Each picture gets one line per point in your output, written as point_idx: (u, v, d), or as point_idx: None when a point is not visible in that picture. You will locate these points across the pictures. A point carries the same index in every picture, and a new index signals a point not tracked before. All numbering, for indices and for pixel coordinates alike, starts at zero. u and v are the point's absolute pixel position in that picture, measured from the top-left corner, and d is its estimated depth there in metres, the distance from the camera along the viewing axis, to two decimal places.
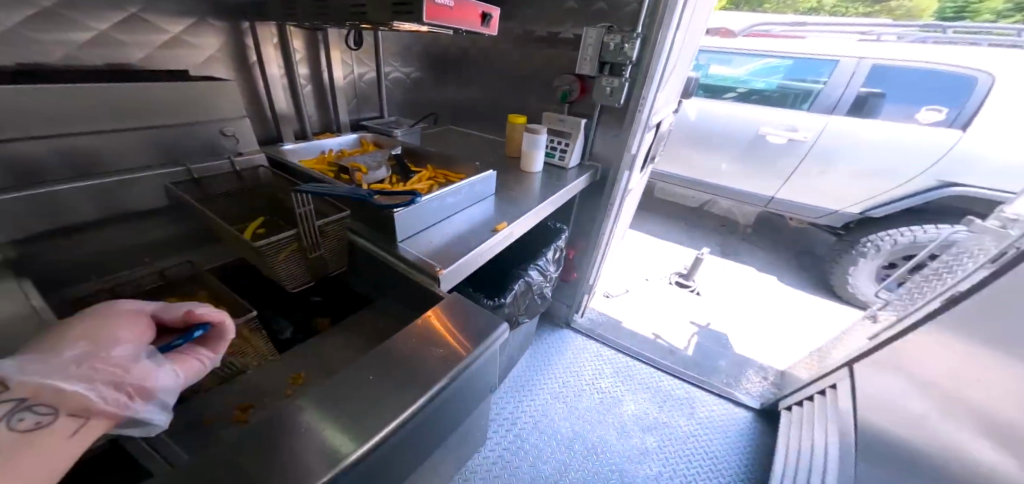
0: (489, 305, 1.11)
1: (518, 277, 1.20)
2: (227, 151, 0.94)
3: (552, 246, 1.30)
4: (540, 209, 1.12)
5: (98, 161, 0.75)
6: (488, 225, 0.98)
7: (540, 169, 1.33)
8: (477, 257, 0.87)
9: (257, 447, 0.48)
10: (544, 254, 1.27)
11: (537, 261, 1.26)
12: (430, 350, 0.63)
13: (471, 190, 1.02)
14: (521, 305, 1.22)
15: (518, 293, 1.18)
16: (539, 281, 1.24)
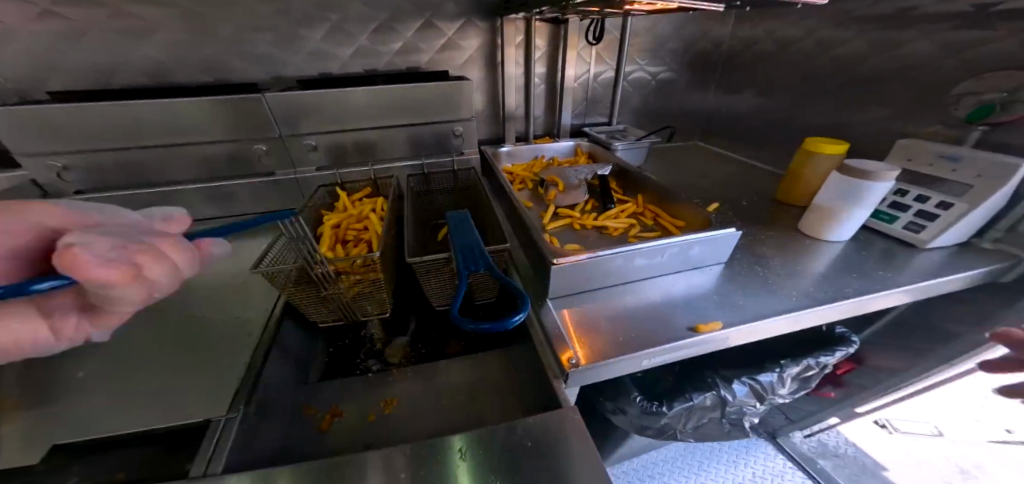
0: (644, 407, 0.68)
1: (709, 383, 0.71)
2: (455, 149, 0.94)
3: (807, 360, 0.73)
4: (811, 313, 0.63)
5: (368, 152, 0.89)
6: (695, 314, 0.61)
7: (842, 237, 0.82)
8: (649, 361, 0.56)
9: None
10: (784, 365, 0.73)
11: (759, 372, 0.72)
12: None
13: (686, 253, 0.67)
14: (690, 426, 0.71)
15: (695, 411, 0.69)
16: (752, 410, 0.73)
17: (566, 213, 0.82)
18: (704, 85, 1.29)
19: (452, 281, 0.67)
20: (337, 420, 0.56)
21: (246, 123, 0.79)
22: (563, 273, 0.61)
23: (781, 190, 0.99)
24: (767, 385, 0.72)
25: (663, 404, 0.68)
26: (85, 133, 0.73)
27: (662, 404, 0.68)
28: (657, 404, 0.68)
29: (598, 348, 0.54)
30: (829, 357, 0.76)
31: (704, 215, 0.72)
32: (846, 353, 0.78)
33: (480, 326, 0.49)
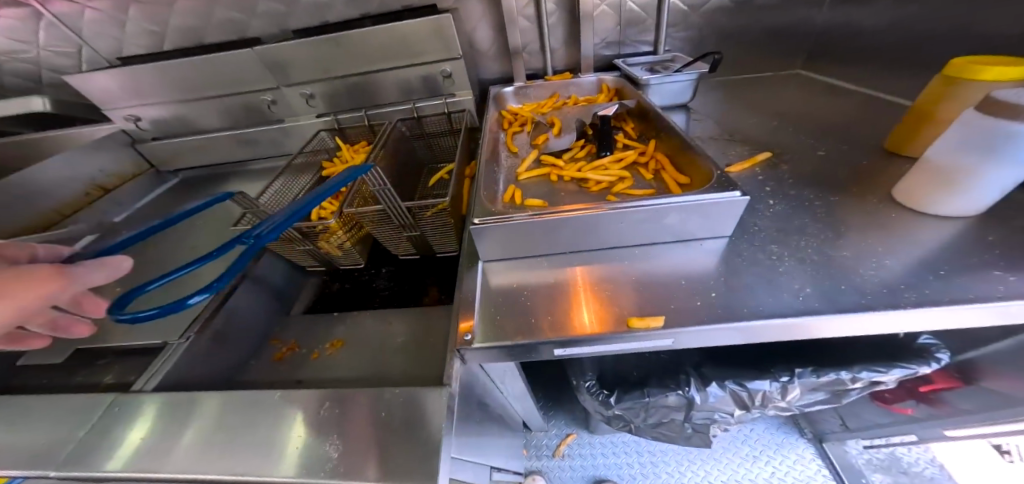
0: (596, 394, 0.75)
1: (679, 381, 0.72)
2: (445, 92, 0.87)
3: (831, 374, 0.65)
4: (823, 323, 0.42)
5: (359, 97, 0.88)
6: (642, 303, 0.48)
7: (968, 206, 0.50)
8: (562, 350, 0.48)
9: (151, 424, 0.48)
10: (794, 374, 0.67)
11: (750, 378, 0.69)
12: (296, 450, 0.43)
13: (658, 221, 0.50)
14: (650, 420, 0.77)
15: (653, 406, 0.73)
16: (722, 414, 0.74)
17: (549, 162, 0.66)
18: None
19: (402, 232, 0.69)
20: (291, 354, 0.68)
21: (247, 76, 0.85)
22: (487, 236, 0.53)
23: (907, 139, 0.63)
24: (759, 394, 0.69)
25: (614, 396, 0.74)
26: (143, 92, 0.87)
27: (613, 395, 0.74)
28: (608, 394, 0.75)
29: (501, 325, 0.49)
30: (878, 373, 0.63)
31: (712, 169, 0.50)
32: (912, 372, 0.62)
33: (142, 315, 0.45)
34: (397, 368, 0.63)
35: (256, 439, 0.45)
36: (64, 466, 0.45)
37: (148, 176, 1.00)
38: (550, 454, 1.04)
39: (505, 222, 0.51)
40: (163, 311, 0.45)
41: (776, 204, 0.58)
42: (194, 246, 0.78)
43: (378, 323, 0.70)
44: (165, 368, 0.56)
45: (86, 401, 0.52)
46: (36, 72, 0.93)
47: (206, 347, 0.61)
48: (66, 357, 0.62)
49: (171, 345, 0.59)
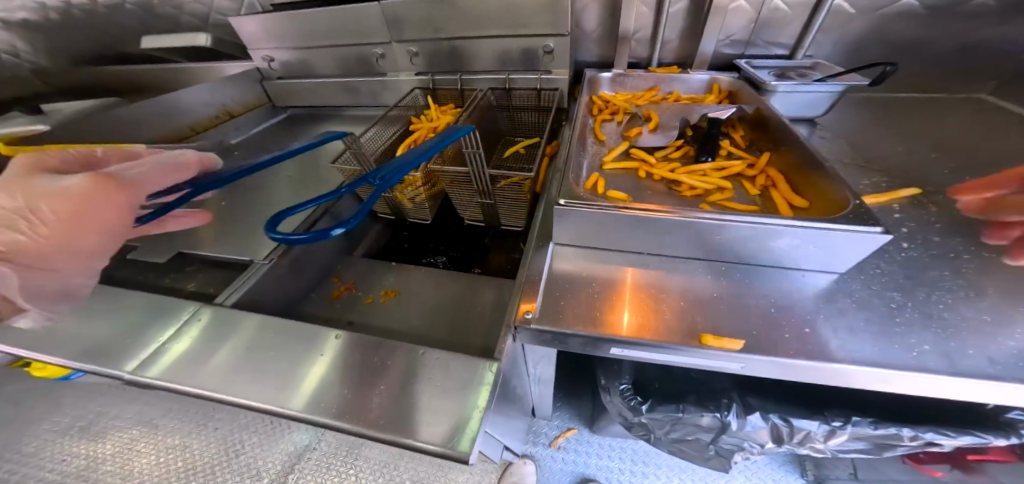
0: (626, 399, 0.68)
1: (719, 404, 0.64)
2: (542, 68, 0.85)
3: (892, 429, 0.56)
4: (931, 384, 0.37)
5: (457, 60, 0.89)
6: (718, 322, 0.44)
7: None
8: (618, 350, 0.46)
9: (226, 335, 0.55)
10: (850, 421, 0.59)
11: (797, 415, 0.62)
12: (332, 393, 0.48)
13: (762, 243, 0.45)
14: (671, 436, 0.70)
15: (684, 423, 0.65)
16: (752, 446, 0.67)
17: (639, 156, 0.61)
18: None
19: (476, 197, 0.69)
20: (348, 293, 0.73)
21: (361, 30, 0.89)
22: (567, 218, 0.51)
23: None
24: (803, 433, 0.61)
25: (647, 404, 0.67)
26: (278, 34, 0.96)
27: (646, 403, 0.67)
28: (639, 401, 0.67)
29: (564, 313, 0.48)
30: (943, 436, 0.55)
31: (845, 198, 0.43)
32: (986, 443, 0.53)
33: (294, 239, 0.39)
34: (444, 326, 0.65)
35: (294, 372, 0.50)
36: (139, 369, 0.53)
37: (265, 108, 1.11)
38: (546, 442, 1.05)
39: (595, 210, 0.49)
40: (315, 237, 0.40)
41: (911, 249, 0.48)
42: (291, 176, 0.85)
43: (432, 282, 0.72)
44: (246, 285, 0.63)
45: (168, 307, 0.60)
46: (207, 15, 1.07)
47: (283, 273, 0.68)
48: (168, 258, 0.72)
49: (257, 264, 0.66)
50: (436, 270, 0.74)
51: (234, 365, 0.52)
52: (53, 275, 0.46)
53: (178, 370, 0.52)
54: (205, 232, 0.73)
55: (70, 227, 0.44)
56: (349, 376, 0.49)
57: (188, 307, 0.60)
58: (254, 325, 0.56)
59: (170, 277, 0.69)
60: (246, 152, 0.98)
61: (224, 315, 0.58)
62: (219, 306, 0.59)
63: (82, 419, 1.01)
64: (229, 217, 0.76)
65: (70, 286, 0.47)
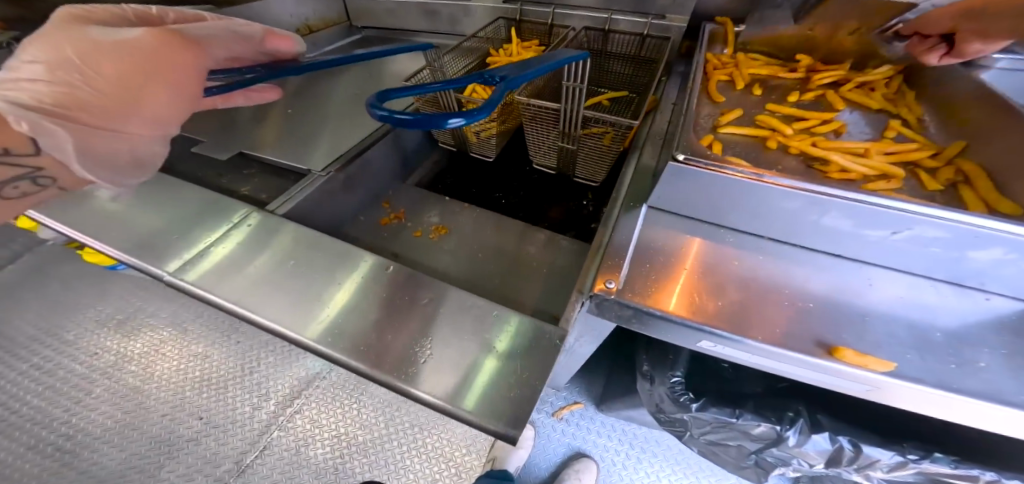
0: (677, 392, 0.63)
1: (781, 416, 0.59)
2: (655, 12, 0.74)
3: (970, 469, 0.50)
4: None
5: None
6: (855, 332, 0.37)
7: None
8: (708, 344, 0.40)
9: (277, 245, 0.51)
10: (930, 456, 0.52)
11: (870, 441, 0.55)
12: (380, 332, 0.44)
13: (947, 250, 0.34)
14: (708, 437, 0.65)
15: (732, 428, 0.61)
16: (795, 464, 0.62)
17: (768, 123, 0.51)
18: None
19: (557, 140, 0.61)
20: (396, 222, 0.67)
21: None
22: (678, 179, 0.43)
23: None
24: (868, 460, 0.55)
25: (698, 402, 0.62)
26: None
27: (698, 401, 0.62)
28: (691, 398, 0.62)
29: (654, 290, 0.42)
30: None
31: None
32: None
33: (396, 116, 0.29)
34: (502, 279, 0.60)
35: (343, 305, 0.46)
36: (178, 272, 0.48)
37: (342, 27, 1.03)
38: (550, 411, 1.05)
39: (726, 175, 0.39)
40: (423, 121, 0.29)
41: None
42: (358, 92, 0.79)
43: (488, 228, 0.66)
44: (297, 196, 0.58)
45: (222, 207, 0.56)
46: None
47: (338, 189, 0.62)
48: (230, 156, 0.67)
49: (313, 176, 0.61)
50: (491, 214, 0.67)
51: (281, 280, 0.48)
52: (117, 140, 0.38)
53: (214, 277, 0.48)
54: (268, 136, 0.68)
55: (131, 92, 0.37)
56: (396, 311, 0.46)
57: (236, 209, 0.56)
58: (300, 241, 0.51)
59: (229, 178, 0.65)
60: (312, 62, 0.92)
61: (272, 226, 0.53)
62: (270, 213, 0.55)
63: (120, 312, 0.99)
64: (295, 124, 0.71)
65: (141, 155, 0.41)
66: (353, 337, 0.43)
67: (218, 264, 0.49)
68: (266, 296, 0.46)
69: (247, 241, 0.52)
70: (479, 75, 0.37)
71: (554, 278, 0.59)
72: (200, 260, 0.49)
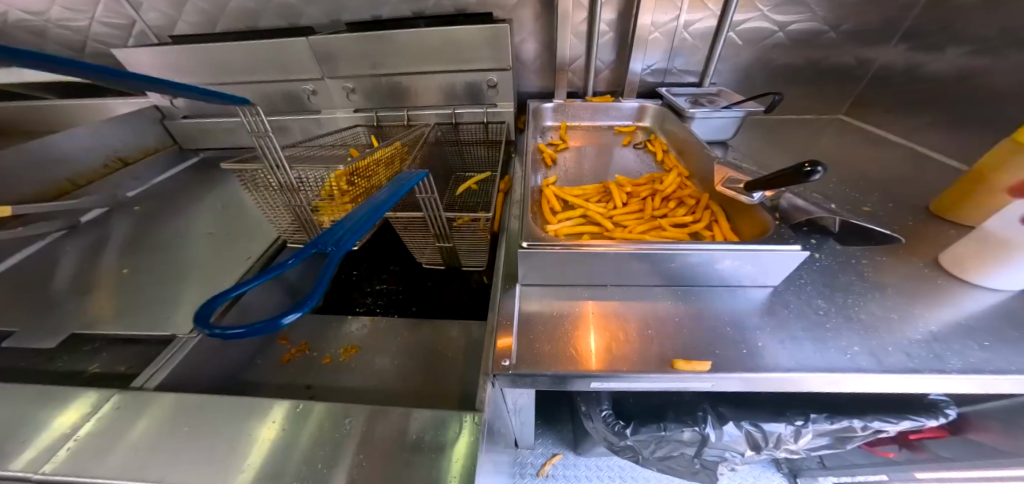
0: (609, 424, 0.65)
1: (696, 417, 0.63)
2: (488, 101, 0.87)
3: (845, 421, 0.59)
4: (864, 381, 0.42)
5: (399, 98, 0.88)
6: (682, 346, 0.47)
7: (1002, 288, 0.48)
8: (597, 383, 0.47)
9: (154, 418, 0.46)
10: (810, 419, 0.61)
11: (765, 419, 0.62)
12: (301, 474, 0.41)
13: (710, 266, 0.50)
14: (656, 455, 0.67)
15: (668, 441, 0.63)
16: (733, 458, 0.66)
17: (586, 193, 0.67)
18: (881, 36, 0.87)
19: (435, 241, 0.67)
20: (300, 356, 0.65)
21: (295, 65, 0.84)
22: (531, 259, 0.52)
23: (947, 199, 0.60)
24: (774, 436, 0.61)
25: (631, 426, 0.64)
26: (187, 72, 0.87)
27: (630, 425, 0.64)
28: (623, 424, 0.64)
29: (542, 356, 0.48)
30: (887, 423, 0.58)
31: (766, 221, 0.51)
32: (919, 425, 0.58)
33: (228, 332, 0.31)
34: (414, 379, 0.61)
35: (271, 448, 0.43)
36: (52, 468, 0.42)
37: (170, 151, 0.99)
38: (534, 472, 1.03)
39: (557, 249, 0.50)
40: (256, 328, 0.32)
41: (824, 257, 0.56)
42: (217, 232, 0.77)
43: (395, 331, 0.68)
44: (169, 363, 0.54)
45: (80, 391, 0.49)
46: (82, 43, 0.92)
47: (215, 344, 0.59)
48: (61, 341, 0.59)
49: (181, 338, 0.57)
50: (396, 320, 0.69)
51: (164, 457, 0.42)
52: None
53: (97, 464, 0.42)
54: (111, 305, 0.62)
55: None
56: (322, 446, 0.43)
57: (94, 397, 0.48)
58: (191, 405, 0.47)
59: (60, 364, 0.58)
60: (151, 204, 0.86)
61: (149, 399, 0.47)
62: (136, 391, 0.48)
63: None
64: (144, 285, 0.65)
65: None
66: (289, 473, 0.41)
67: (97, 449, 0.43)
68: (163, 470, 0.41)
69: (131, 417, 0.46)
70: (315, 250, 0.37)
71: (460, 360, 0.63)
72: (71, 452, 0.43)
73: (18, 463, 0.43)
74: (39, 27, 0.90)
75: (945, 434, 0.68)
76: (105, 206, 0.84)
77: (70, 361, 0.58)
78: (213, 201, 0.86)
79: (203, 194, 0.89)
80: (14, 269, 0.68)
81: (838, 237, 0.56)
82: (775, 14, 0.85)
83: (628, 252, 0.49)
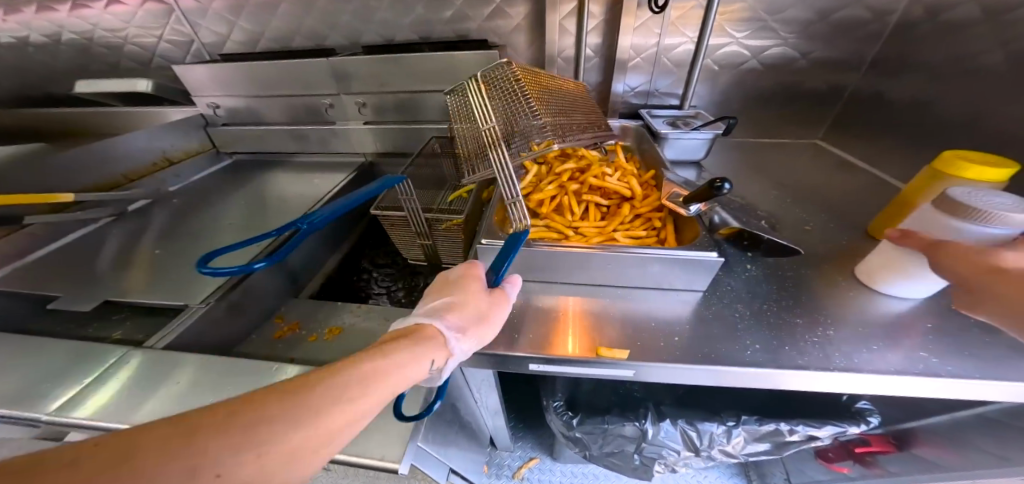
0: (560, 415, 0.71)
1: (637, 413, 0.70)
2: None
3: (772, 423, 0.65)
4: (762, 374, 0.47)
5: (402, 112, 0.99)
6: (612, 336, 0.54)
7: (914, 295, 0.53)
8: (535, 366, 0.53)
9: (166, 371, 0.54)
10: (740, 421, 0.67)
11: (700, 420, 0.68)
12: None
13: (644, 270, 0.56)
14: (603, 449, 0.72)
15: (612, 435, 0.70)
16: (675, 460, 0.71)
17: None
18: (853, 66, 0.91)
19: (418, 239, 0.76)
20: (291, 333, 0.74)
21: (314, 81, 0.96)
22: (489, 256, 0.60)
23: (881, 220, 0.64)
24: (707, 435, 0.67)
25: (578, 418, 0.71)
26: (227, 85, 1.01)
27: (577, 417, 0.71)
28: (571, 416, 0.71)
29: (489, 339, 0.55)
30: (812, 427, 0.65)
31: (698, 232, 0.56)
32: (844, 431, 0.64)
33: (219, 270, 0.52)
34: None
35: None
36: (76, 413, 0.50)
37: (207, 154, 1.13)
38: (510, 474, 1.07)
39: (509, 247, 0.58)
40: (239, 270, 0.52)
41: (757, 267, 0.61)
42: (237, 223, 0.89)
43: (378, 320, 0.75)
44: (177, 330, 0.62)
45: (108, 349, 0.58)
46: (148, 59, 1.08)
47: (220, 316, 0.68)
48: (95, 306, 0.68)
49: (193, 308, 0.66)
50: (381, 309, 0.78)
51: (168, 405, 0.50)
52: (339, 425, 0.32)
53: (111, 408, 0.50)
54: (142, 280, 0.73)
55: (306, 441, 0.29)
56: None
57: (140, 360, 0.56)
58: (194, 365, 0.55)
59: (98, 326, 0.69)
60: (185, 198, 0.99)
61: (161, 360, 0.56)
62: (154, 349, 0.58)
63: None
64: (170, 265, 0.76)
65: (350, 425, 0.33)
66: None
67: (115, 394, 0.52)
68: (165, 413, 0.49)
69: (159, 378, 0.53)
70: (292, 224, 0.52)
71: None
72: (93, 395, 0.52)
73: (51, 406, 0.50)
74: (116, 43, 1.07)
75: (897, 450, 0.68)
76: (149, 199, 0.97)
77: (97, 328, 0.69)
78: (237, 198, 0.98)
79: (229, 191, 1.01)
80: (68, 248, 0.80)
81: (769, 249, 0.62)
82: (751, 43, 0.91)
83: (571, 252, 0.56)
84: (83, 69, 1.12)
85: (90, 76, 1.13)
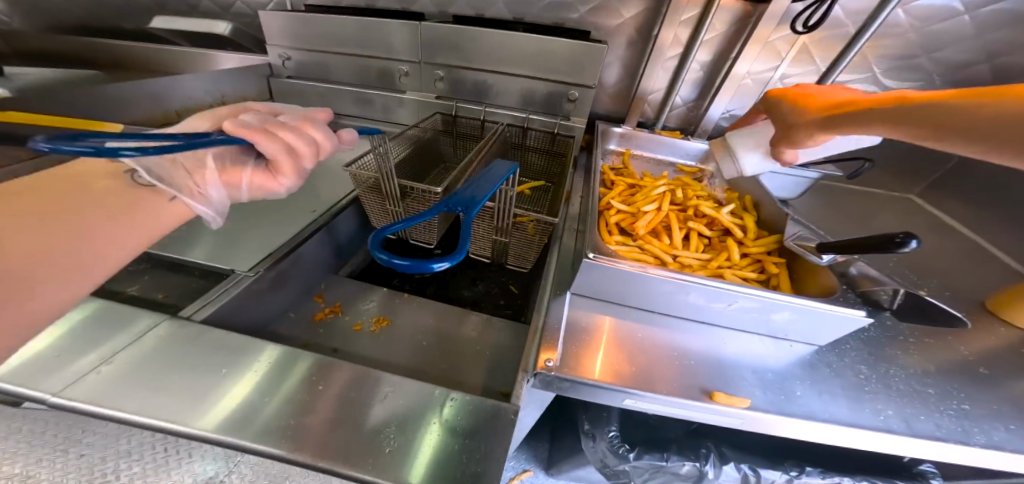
0: (614, 445, 0.64)
1: (697, 453, 0.65)
2: (563, 113, 0.91)
3: (837, 478, 0.62)
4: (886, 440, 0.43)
5: (481, 94, 0.93)
6: (721, 378, 0.48)
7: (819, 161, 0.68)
8: (630, 401, 0.47)
9: (200, 350, 0.48)
10: (804, 471, 0.63)
11: (763, 465, 0.64)
12: (325, 429, 0.42)
13: (764, 315, 0.51)
14: None
15: (665, 472, 0.65)
16: None
17: None
18: None
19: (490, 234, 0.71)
20: (332, 316, 0.69)
21: (398, 46, 0.90)
22: (589, 271, 0.54)
23: (1010, 299, 0.59)
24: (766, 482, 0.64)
25: (634, 451, 0.65)
26: (303, 37, 0.94)
27: (633, 451, 0.64)
28: (627, 449, 0.64)
29: (583, 365, 0.49)
30: None
31: (829, 282, 0.51)
32: None
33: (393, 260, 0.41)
34: (436, 363, 0.62)
35: (256, 398, 0.44)
36: (67, 391, 0.42)
37: None
38: None
39: (619, 265, 0.52)
40: (415, 265, 0.41)
41: (872, 329, 0.56)
42: None
43: (431, 313, 0.71)
44: (219, 301, 0.57)
45: (137, 314, 0.51)
46: (229, 3, 1.03)
47: (263, 288, 0.62)
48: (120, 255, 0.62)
49: (239, 275, 0.60)
50: (434, 302, 0.72)
51: (202, 393, 0.44)
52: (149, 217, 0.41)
53: (110, 389, 0.42)
54: (186, 233, 0.66)
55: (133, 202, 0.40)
56: (351, 409, 0.44)
57: (166, 333, 0.49)
58: (228, 349, 0.49)
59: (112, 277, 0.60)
60: None
61: (186, 336, 0.49)
62: (188, 321, 0.51)
63: None
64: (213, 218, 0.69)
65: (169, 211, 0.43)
66: (261, 421, 0.42)
67: (119, 369, 0.44)
68: (186, 402, 0.42)
69: (180, 357, 0.47)
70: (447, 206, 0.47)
71: (493, 358, 0.64)
72: (105, 368, 0.44)
73: (55, 378, 0.43)
74: None
75: None
76: None
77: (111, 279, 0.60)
78: None
79: None
80: None
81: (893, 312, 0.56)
82: (887, 78, 0.85)
83: (692, 283, 0.50)
84: (159, 2, 1.07)
85: (163, 8, 1.07)
